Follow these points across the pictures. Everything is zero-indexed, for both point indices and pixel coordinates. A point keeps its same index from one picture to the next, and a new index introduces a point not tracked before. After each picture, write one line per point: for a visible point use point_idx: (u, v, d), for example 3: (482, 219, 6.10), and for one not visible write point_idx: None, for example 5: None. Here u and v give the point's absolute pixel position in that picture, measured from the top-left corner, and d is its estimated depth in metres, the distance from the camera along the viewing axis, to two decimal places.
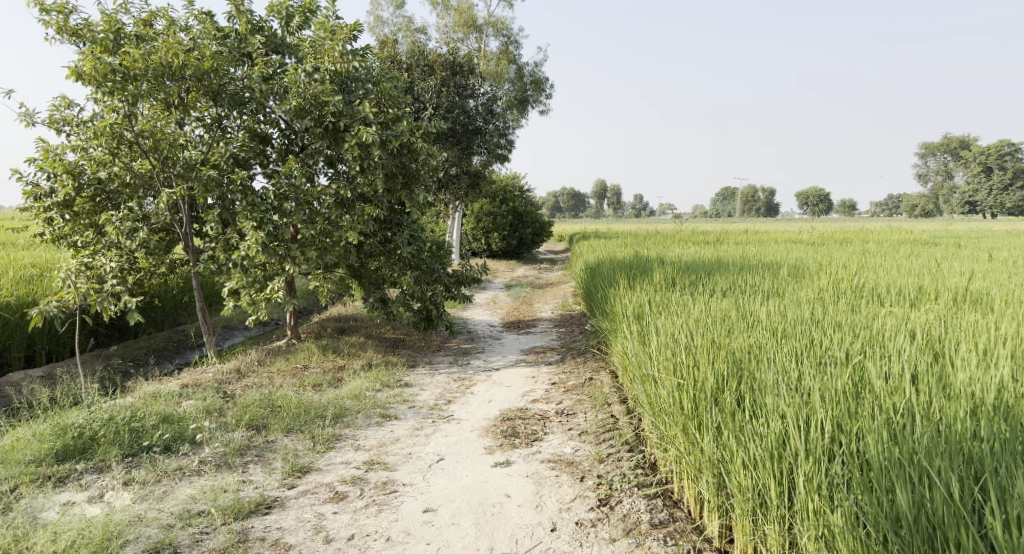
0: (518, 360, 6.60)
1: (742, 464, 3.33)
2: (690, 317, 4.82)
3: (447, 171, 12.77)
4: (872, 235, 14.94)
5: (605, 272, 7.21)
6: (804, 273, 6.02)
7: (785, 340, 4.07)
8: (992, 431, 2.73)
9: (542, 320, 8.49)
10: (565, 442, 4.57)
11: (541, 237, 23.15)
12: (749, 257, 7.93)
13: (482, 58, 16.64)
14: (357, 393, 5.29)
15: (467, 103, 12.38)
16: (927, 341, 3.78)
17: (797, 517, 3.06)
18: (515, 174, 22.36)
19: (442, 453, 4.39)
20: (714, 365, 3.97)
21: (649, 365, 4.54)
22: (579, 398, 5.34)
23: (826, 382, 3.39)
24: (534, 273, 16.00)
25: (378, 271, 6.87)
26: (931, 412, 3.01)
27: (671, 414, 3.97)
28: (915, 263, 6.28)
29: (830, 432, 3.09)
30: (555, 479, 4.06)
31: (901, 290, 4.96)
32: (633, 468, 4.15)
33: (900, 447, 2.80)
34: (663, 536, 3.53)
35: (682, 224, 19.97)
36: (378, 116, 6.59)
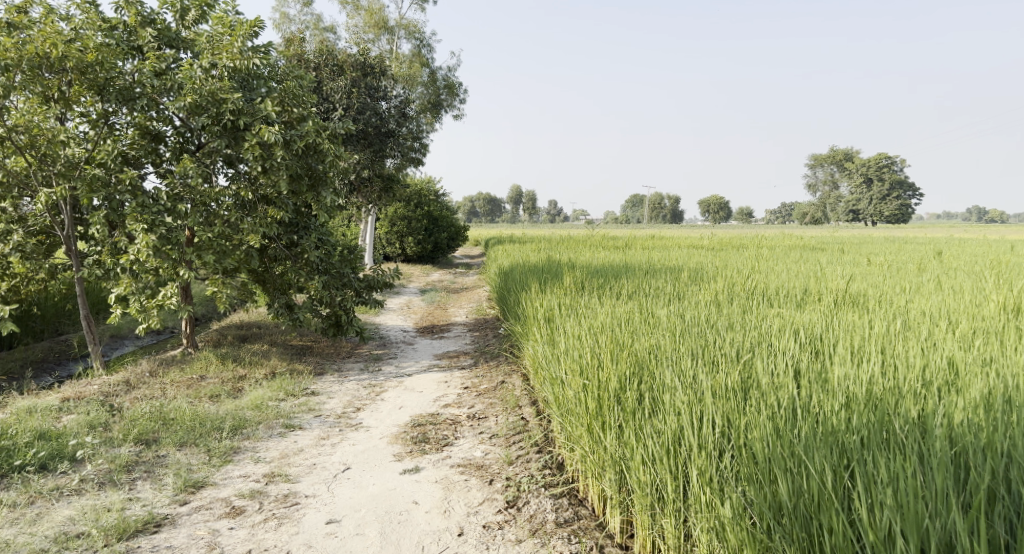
0: (430, 365, 6.56)
1: (642, 461, 3.45)
2: (597, 320, 4.92)
3: (359, 174, 12.54)
4: (766, 238, 15.73)
5: (518, 275, 7.29)
6: (704, 277, 6.31)
7: (683, 340, 4.26)
8: (862, 422, 2.94)
9: (455, 325, 8.47)
10: (476, 446, 4.58)
11: (457, 242, 23.11)
12: (654, 261, 8.24)
13: (395, 61, 16.55)
14: (258, 404, 5.10)
15: (379, 105, 12.28)
16: (809, 340, 4.04)
17: (691, 510, 3.20)
18: (430, 178, 22.26)
19: (349, 462, 4.29)
20: (617, 365, 4.09)
21: (557, 367, 4.62)
22: (491, 401, 5.36)
23: (718, 379, 3.58)
24: (449, 278, 15.96)
25: (282, 276, 6.63)
26: (810, 405, 3.22)
27: (577, 414, 4.08)
28: (805, 267, 6.70)
29: (721, 427, 3.24)
30: (464, 484, 4.06)
31: (788, 292, 5.28)
32: (541, 469, 4.21)
33: (782, 440, 2.98)
34: (568, 534, 3.59)
35: (595, 230, 20.43)
36: (281, 116, 6.38)
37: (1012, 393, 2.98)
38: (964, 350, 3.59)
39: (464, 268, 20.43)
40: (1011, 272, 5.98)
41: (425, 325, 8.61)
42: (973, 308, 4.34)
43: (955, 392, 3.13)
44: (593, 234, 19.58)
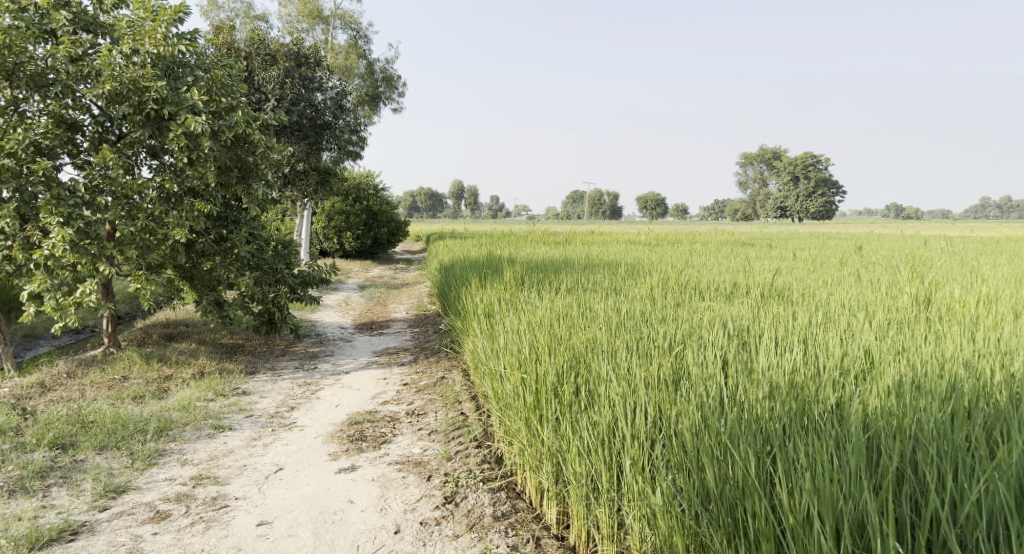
0: (369, 362, 6.47)
1: (578, 453, 3.50)
2: (536, 314, 4.96)
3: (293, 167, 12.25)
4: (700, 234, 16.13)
5: (458, 270, 7.28)
6: (640, 271, 6.45)
7: (619, 333, 4.35)
8: (784, 409, 3.06)
9: (395, 321, 8.39)
10: (414, 442, 4.54)
11: (398, 236, 22.87)
12: (593, 256, 8.35)
13: (330, 51, 16.24)
14: (185, 404, 4.93)
15: (314, 97, 12.04)
16: (737, 332, 4.19)
17: (624, 499, 3.26)
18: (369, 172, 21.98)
19: (281, 463, 4.19)
20: (554, 358, 4.13)
21: (496, 362, 4.64)
22: (430, 397, 5.33)
23: (651, 371, 3.67)
24: (389, 273, 15.79)
25: (211, 272, 6.38)
26: (737, 395, 3.33)
27: (515, 408, 4.11)
28: (735, 262, 6.94)
29: (653, 418, 3.32)
30: (401, 481, 4.02)
31: (718, 286, 5.45)
32: (479, 463, 4.21)
33: (709, 429, 3.07)
34: (504, 527, 3.60)
35: (537, 226, 20.60)
36: (208, 106, 6.19)
37: (919, 378, 3.15)
38: (879, 340, 3.79)
39: (404, 263, 20.22)
40: (923, 266, 6.35)
41: (364, 321, 8.49)
42: (886, 300, 4.59)
43: (870, 379, 3.29)
44: (533, 229, 19.73)
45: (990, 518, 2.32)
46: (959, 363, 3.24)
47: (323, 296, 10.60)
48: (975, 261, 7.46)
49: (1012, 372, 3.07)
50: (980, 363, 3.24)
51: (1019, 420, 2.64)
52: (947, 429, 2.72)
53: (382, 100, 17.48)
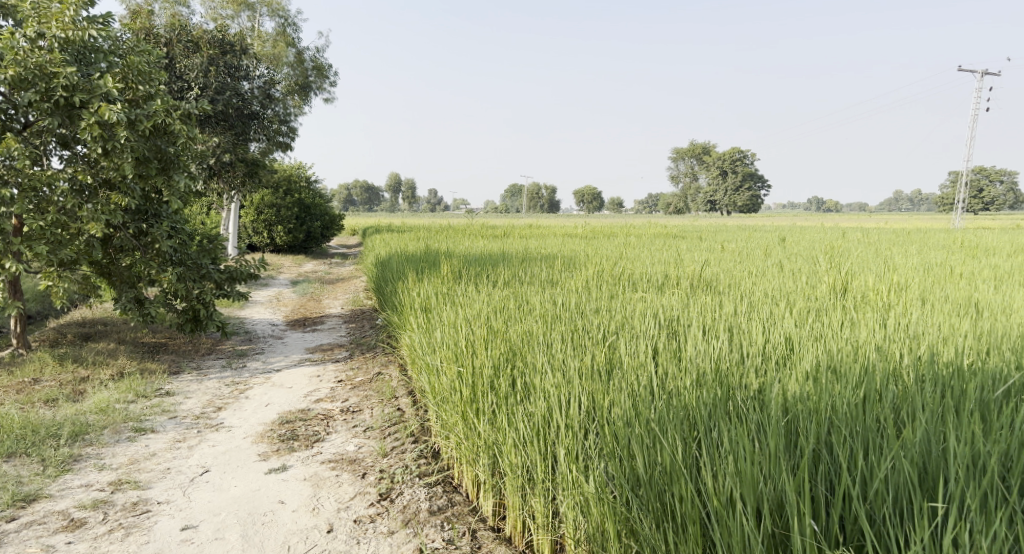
0: (301, 359, 6.31)
1: (513, 444, 3.52)
2: (473, 307, 4.95)
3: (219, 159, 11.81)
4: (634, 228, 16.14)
5: (395, 264, 7.19)
6: (577, 264, 6.53)
7: (553, 325, 4.39)
8: (710, 396, 3.17)
9: (329, 317, 8.22)
10: (349, 440, 4.47)
11: (332, 231, 22.46)
12: (531, 249, 8.40)
13: (257, 39, 15.74)
14: (103, 407, 4.70)
15: (240, 85, 11.66)
16: (668, 322, 4.31)
17: (558, 488, 3.30)
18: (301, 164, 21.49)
19: (208, 465, 4.06)
20: (490, 351, 4.14)
21: (433, 355, 4.62)
22: (366, 394, 5.25)
23: (584, 361, 3.73)
24: (323, 268, 15.49)
25: (130, 269, 6.13)
26: (667, 383, 3.42)
27: (452, 402, 4.10)
28: (667, 253, 7.12)
29: (586, 407, 3.37)
30: (334, 480, 3.95)
31: (650, 278, 5.58)
32: (415, 459, 4.18)
33: (639, 416, 3.14)
34: (440, 521, 3.58)
35: (475, 220, 20.56)
36: (124, 93, 5.90)
37: (835, 363, 3.31)
38: (798, 328, 3.96)
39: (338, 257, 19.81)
40: (841, 256, 6.68)
41: (296, 318, 8.27)
42: (806, 289, 4.80)
43: (790, 364, 3.44)
44: (471, 223, 19.67)
45: (896, 493, 2.45)
46: (871, 348, 3.42)
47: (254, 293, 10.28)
48: (889, 251, 7.88)
49: (918, 355, 3.25)
50: (890, 347, 3.42)
51: (922, 401, 2.80)
52: (859, 410, 2.86)
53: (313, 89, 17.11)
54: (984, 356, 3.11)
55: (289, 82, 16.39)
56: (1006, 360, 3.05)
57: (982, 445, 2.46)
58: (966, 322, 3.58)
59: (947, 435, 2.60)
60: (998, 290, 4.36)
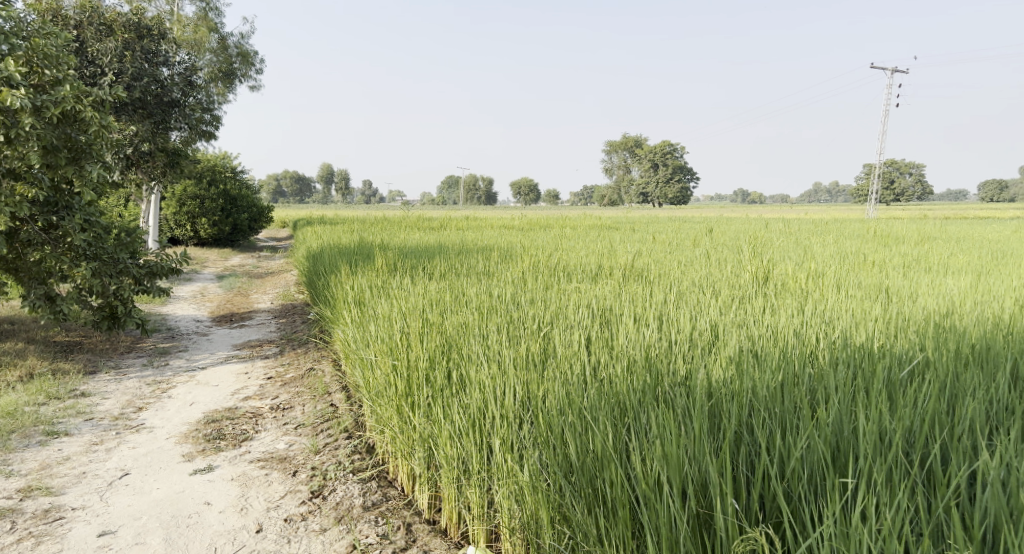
0: (228, 356, 6.12)
1: (449, 436, 3.51)
2: (407, 299, 4.90)
3: (137, 148, 11.20)
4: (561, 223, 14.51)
5: (327, 257, 7.04)
6: (513, 255, 6.57)
7: (489, 317, 4.40)
8: (641, 383, 3.23)
9: (258, 312, 7.98)
10: (279, 438, 4.36)
11: (260, 224, 21.89)
12: (468, 241, 8.37)
13: (176, 23, 15.16)
14: (11, 410, 4.44)
15: (159, 72, 11.18)
16: (601, 312, 4.39)
17: (494, 478, 3.31)
18: (226, 154, 20.86)
19: (127, 467, 3.89)
20: (425, 342, 4.11)
21: (366, 350, 4.55)
22: (297, 390, 5.14)
23: (519, 351, 3.76)
24: (252, 262, 15.11)
25: (39, 263, 5.80)
26: (599, 371, 3.48)
27: (386, 396, 4.06)
28: (600, 245, 7.24)
29: (520, 396, 3.40)
30: (263, 479, 3.85)
31: (584, 268, 5.67)
32: (349, 455, 4.12)
33: (572, 405, 3.18)
34: (374, 516, 3.54)
35: (411, 212, 20.30)
36: (29, 78, 5.57)
37: (757, 348, 3.45)
38: (723, 315, 4.10)
39: (267, 251, 19.25)
40: (763, 246, 6.97)
41: (223, 314, 8.01)
42: (731, 278, 4.97)
43: (716, 350, 3.55)
44: (407, 215, 19.52)
45: (811, 471, 2.56)
46: (790, 333, 3.57)
47: (176, 288, 9.86)
48: (809, 240, 8.26)
49: (833, 339, 3.42)
50: (808, 332, 3.59)
51: (836, 382, 2.94)
52: (778, 393, 2.98)
53: (238, 76, 16.62)
54: (893, 338, 3.30)
55: (212, 69, 15.85)
56: (911, 341, 3.24)
57: (888, 422, 2.60)
58: (876, 306, 3.79)
59: (856, 414, 2.73)
60: (905, 276, 4.64)
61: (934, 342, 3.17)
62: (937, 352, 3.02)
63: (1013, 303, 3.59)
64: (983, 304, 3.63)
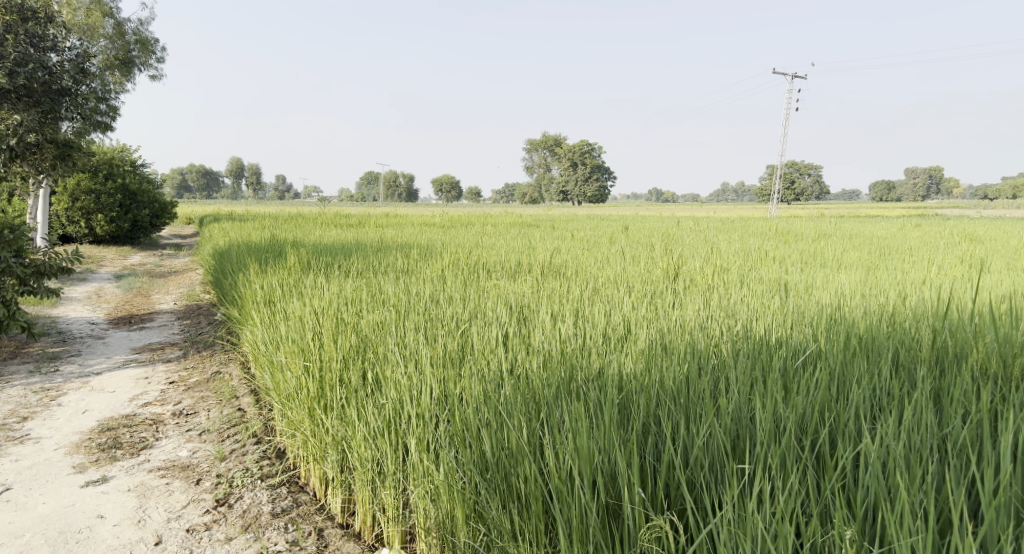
0: (126, 360, 5.78)
1: (362, 438, 3.44)
2: (320, 298, 4.77)
3: (21, 139, 10.15)
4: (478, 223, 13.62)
5: (236, 255, 6.76)
6: (431, 253, 6.50)
7: (407, 315, 4.33)
8: (556, 379, 3.27)
9: (161, 314, 7.59)
10: (181, 445, 4.16)
11: (165, 221, 20.89)
12: (387, 239, 8.25)
13: (67, 6, 14.30)
14: None
15: (47, 57, 10.39)
16: (518, 309, 4.42)
17: (409, 478, 3.25)
18: (125, 147, 19.81)
19: (10, 483, 3.63)
20: (338, 342, 4.01)
21: (276, 351, 4.40)
22: (202, 395, 4.92)
23: (436, 349, 3.72)
24: (154, 260, 14.22)
25: None
26: (515, 368, 3.50)
27: (297, 398, 3.95)
28: (519, 242, 7.28)
29: (437, 394, 3.36)
30: (163, 488, 3.67)
31: (503, 266, 5.69)
32: (258, 460, 3.97)
33: (489, 402, 3.17)
34: (284, 523, 3.43)
35: (328, 209, 19.75)
36: None
37: (666, 342, 3.55)
38: (634, 310, 4.21)
39: (172, 249, 18.35)
40: (675, 244, 7.19)
41: (120, 315, 7.58)
42: (644, 274, 5.10)
43: (627, 345, 3.64)
44: (324, 212, 19.11)
45: (713, 459, 2.66)
46: (696, 327, 3.71)
47: (67, 289, 9.25)
48: (719, 238, 8.62)
49: (735, 332, 3.57)
50: (712, 325, 3.73)
51: (736, 374, 3.06)
52: (684, 385, 3.08)
53: (135, 64, 15.90)
54: (790, 330, 3.47)
55: (106, 56, 15.06)
56: (806, 333, 3.42)
57: (784, 410, 2.73)
58: (775, 301, 3.98)
59: (756, 403, 2.86)
60: (803, 272, 4.90)
61: (826, 334, 3.36)
62: (829, 343, 3.19)
63: (897, 296, 3.84)
64: (869, 298, 3.87)
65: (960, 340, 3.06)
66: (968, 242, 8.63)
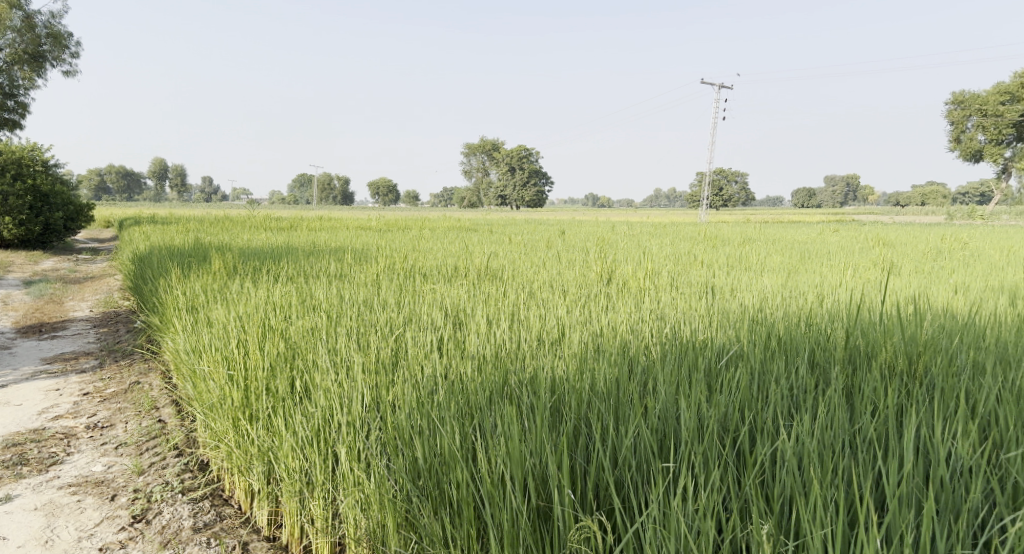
0: (35, 371, 5.47)
1: (290, 449, 3.35)
2: (247, 305, 4.62)
3: None
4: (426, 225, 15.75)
5: (157, 259, 6.49)
6: (366, 258, 6.41)
7: (339, 320, 4.25)
8: (487, 384, 3.27)
9: (75, 322, 7.21)
10: (96, 460, 3.96)
11: (82, 224, 19.91)
12: (321, 243, 8.09)
13: None
14: None
15: None
16: (454, 313, 4.40)
17: (338, 488, 3.18)
18: (38, 146, 18.77)
19: None
20: (265, 349, 3.89)
21: (200, 361, 4.24)
22: (119, 406, 4.69)
23: (369, 355, 3.66)
24: (69, 262, 14.73)
25: None
26: (449, 373, 3.48)
27: (222, 409, 3.81)
28: (456, 246, 7.27)
29: (368, 401, 3.30)
30: (74, 506, 3.49)
31: (440, 270, 5.66)
32: (178, 474, 3.81)
33: (421, 409, 3.14)
34: (206, 538, 3.30)
35: (258, 212, 19.23)
36: None
37: (598, 345, 3.61)
38: (569, 313, 4.26)
39: (91, 253, 17.47)
40: (608, 248, 7.33)
41: (29, 324, 7.15)
42: (578, 278, 5.18)
43: (559, 348, 3.68)
44: (255, 214, 18.63)
45: (641, 459, 2.70)
46: (627, 330, 3.78)
47: None
48: (651, 242, 8.84)
49: (664, 334, 3.66)
50: (642, 328, 3.81)
51: (663, 375, 3.13)
52: (614, 388, 3.12)
53: None
54: (714, 332, 3.58)
55: None
56: (729, 335, 3.53)
57: (707, 410, 2.80)
58: (703, 303, 4.11)
59: (682, 403, 2.92)
60: (729, 275, 5.08)
61: (748, 335, 3.48)
62: (751, 344, 3.30)
63: (816, 298, 4.03)
64: (790, 300, 4.05)
65: (871, 339, 3.22)
66: (882, 246, 9.20)
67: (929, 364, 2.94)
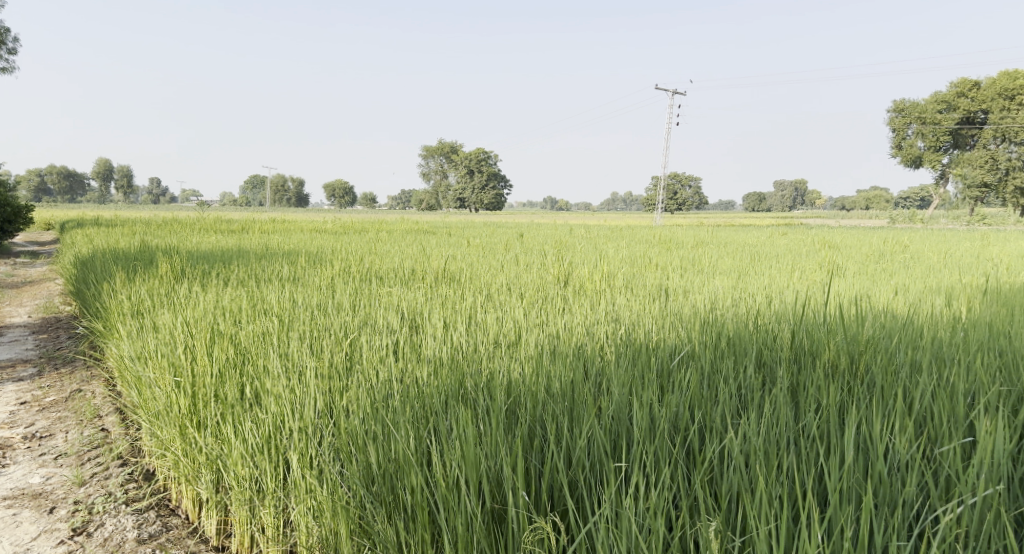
0: None
1: (239, 456, 3.27)
2: (195, 310, 4.50)
3: None
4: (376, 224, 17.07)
5: (101, 262, 6.28)
6: (322, 261, 6.32)
7: (291, 324, 4.18)
8: (441, 387, 3.25)
9: (12, 328, 6.91)
10: (33, 471, 3.82)
11: (21, 225, 19.10)
12: (274, 245, 7.94)
13: None
14: None
15: None
16: (410, 317, 4.37)
17: (290, 495, 3.11)
18: None
19: None
20: (214, 355, 3.79)
21: (145, 368, 4.11)
22: (59, 415, 4.52)
23: (321, 360, 3.61)
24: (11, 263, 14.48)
25: None
26: (403, 376, 3.44)
27: (168, 416, 3.70)
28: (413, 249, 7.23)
29: (320, 406, 3.24)
30: (10, 520, 3.36)
31: (397, 273, 5.63)
32: (122, 484, 3.69)
33: (375, 413, 3.10)
34: (150, 549, 3.20)
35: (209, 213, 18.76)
36: None
37: (553, 347, 3.63)
38: (526, 315, 4.28)
39: (31, 255, 16.80)
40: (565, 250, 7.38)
41: None
42: (535, 280, 5.21)
43: (515, 351, 3.69)
44: (206, 215, 18.18)
45: (594, 459, 2.72)
46: (583, 332, 3.82)
47: None
48: (608, 245, 8.95)
49: (618, 336, 3.70)
50: (597, 330, 3.85)
51: (617, 376, 3.16)
52: (568, 389, 3.14)
53: None
54: (667, 333, 3.64)
55: None
56: (682, 335, 3.60)
57: (659, 410, 2.84)
58: (656, 305, 4.18)
59: (634, 404, 2.95)
60: (683, 277, 5.17)
61: (700, 336, 3.54)
62: (702, 344, 3.37)
63: (765, 299, 4.13)
64: (740, 301, 4.14)
65: (816, 339, 3.32)
66: (830, 248, 9.51)
67: (870, 363, 3.03)
